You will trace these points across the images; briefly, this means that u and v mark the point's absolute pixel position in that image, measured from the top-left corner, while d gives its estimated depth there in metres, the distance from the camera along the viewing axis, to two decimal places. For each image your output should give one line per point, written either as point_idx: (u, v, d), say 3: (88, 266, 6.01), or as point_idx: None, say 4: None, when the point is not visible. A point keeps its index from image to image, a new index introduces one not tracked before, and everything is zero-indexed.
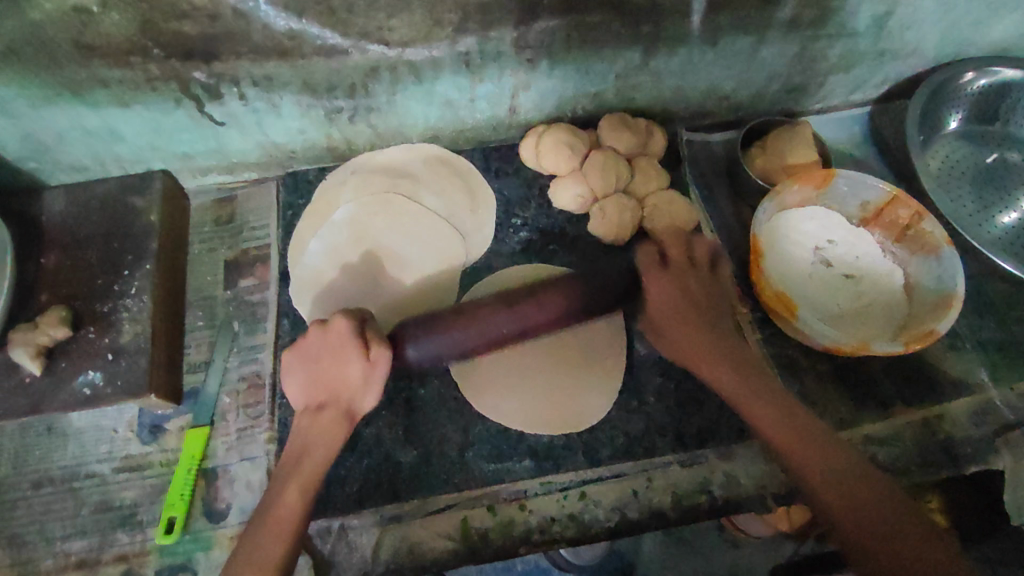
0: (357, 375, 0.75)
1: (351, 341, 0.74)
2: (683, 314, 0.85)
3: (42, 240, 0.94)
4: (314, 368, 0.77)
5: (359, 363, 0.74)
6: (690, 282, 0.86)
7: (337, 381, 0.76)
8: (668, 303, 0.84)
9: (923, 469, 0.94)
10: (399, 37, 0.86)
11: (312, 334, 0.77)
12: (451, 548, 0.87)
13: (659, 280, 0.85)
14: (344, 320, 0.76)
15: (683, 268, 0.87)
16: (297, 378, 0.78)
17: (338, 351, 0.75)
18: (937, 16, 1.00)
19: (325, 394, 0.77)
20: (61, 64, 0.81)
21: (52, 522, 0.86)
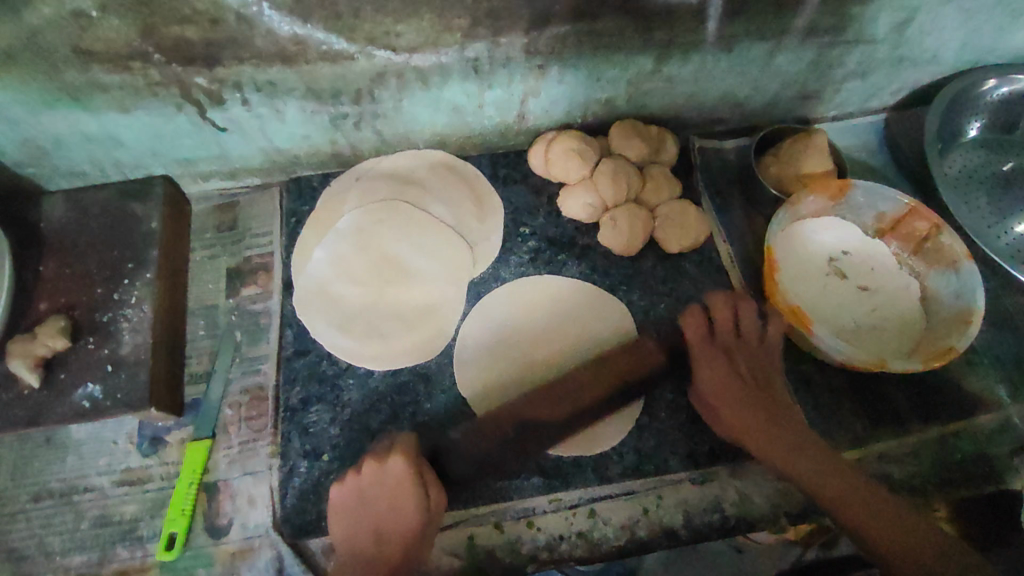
0: (416, 518, 0.78)
1: (410, 483, 0.78)
2: (736, 386, 0.85)
3: (41, 248, 0.93)
4: (364, 513, 0.79)
5: (415, 505, 0.77)
6: (739, 357, 0.87)
7: (394, 532, 0.78)
8: (721, 382, 0.85)
9: (941, 489, 0.91)
10: (406, 43, 0.84)
11: (367, 471, 0.80)
12: (457, 565, 0.85)
13: (709, 356, 0.87)
14: (401, 462, 0.79)
15: (732, 344, 0.88)
16: (349, 516, 0.80)
17: (395, 495, 0.78)
18: (959, 22, 0.97)
19: (379, 536, 0.79)
20: (59, 68, 0.79)
21: (50, 536, 0.85)
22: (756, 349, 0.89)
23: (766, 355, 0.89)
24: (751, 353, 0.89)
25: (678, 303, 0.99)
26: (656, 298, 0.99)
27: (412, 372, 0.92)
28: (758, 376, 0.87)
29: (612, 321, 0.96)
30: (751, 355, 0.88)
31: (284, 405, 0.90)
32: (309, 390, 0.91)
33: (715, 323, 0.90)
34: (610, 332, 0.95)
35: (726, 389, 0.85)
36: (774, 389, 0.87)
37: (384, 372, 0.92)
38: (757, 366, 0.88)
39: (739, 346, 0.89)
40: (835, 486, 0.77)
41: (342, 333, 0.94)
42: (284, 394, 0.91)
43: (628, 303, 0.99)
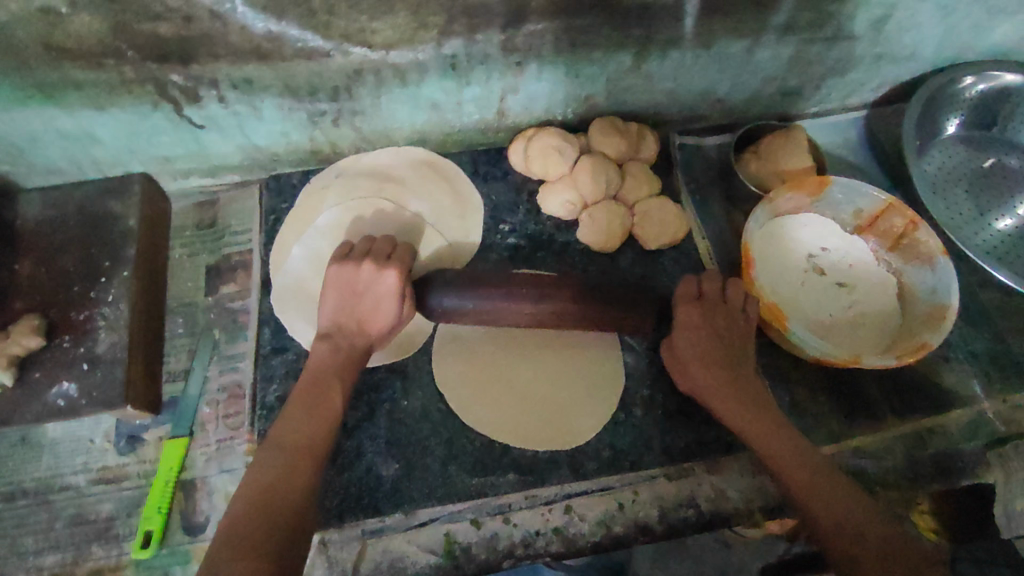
0: (388, 321, 0.82)
1: (394, 295, 0.81)
2: (710, 353, 0.82)
3: (18, 246, 0.92)
4: (350, 298, 0.82)
5: (395, 312, 0.82)
6: (721, 322, 0.83)
7: (370, 320, 0.82)
8: (695, 341, 0.82)
9: (916, 485, 0.92)
10: (382, 39, 0.84)
11: (364, 272, 0.82)
12: (433, 562, 0.84)
13: (689, 316, 0.83)
14: (394, 276, 0.81)
15: (719, 312, 0.84)
16: (335, 294, 0.83)
17: (378, 297, 0.81)
18: (936, 20, 0.98)
19: (348, 320, 0.82)
20: (30, 65, 0.79)
21: (24, 536, 0.85)
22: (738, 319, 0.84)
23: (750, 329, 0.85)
24: (736, 323, 0.84)
25: None
26: None
27: (390, 369, 0.92)
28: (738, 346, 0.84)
29: None
30: (736, 325, 0.84)
31: (261, 403, 0.90)
32: (287, 387, 0.91)
33: (704, 291, 0.85)
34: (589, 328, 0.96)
35: (703, 355, 0.82)
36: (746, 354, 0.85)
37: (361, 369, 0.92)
38: (738, 336, 0.84)
39: (725, 314, 0.84)
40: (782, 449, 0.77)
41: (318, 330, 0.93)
42: (261, 392, 0.91)
43: None
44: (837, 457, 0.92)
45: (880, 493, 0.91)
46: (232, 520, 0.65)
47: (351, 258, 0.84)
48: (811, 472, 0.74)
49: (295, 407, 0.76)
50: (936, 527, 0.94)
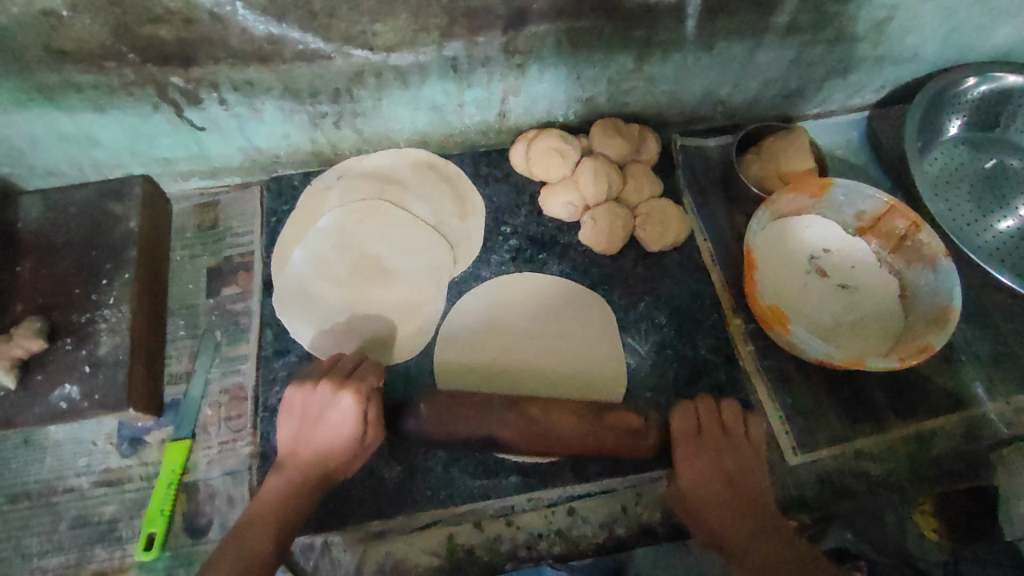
0: (345, 447, 0.76)
1: (355, 422, 0.75)
2: (718, 498, 0.75)
3: (18, 248, 0.92)
4: (306, 426, 0.77)
5: (354, 435, 0.75)
6: (727, 461, 0.77)
7: (325, 450, 0.76)
8: (701, 488, 0.76)
9: (919, 486, 0.93)
10: (383, 41, 0.84)
11: (320, 393, 0.77)
12: (437, 564, 0.86)
13: (692, 460, 0.77)
14: (350, 401, 0.75)
15: (719, 446, 0.78)
16: (291, 421, 0.79)
17: (333, 424, 0.75)
18: (938, 21, 0.98)
19: (301, 449, 0.77)
20: (31, 68, 0.79)
21: (28, 538, 0.85)
22: (741, 447, 0.78)
23: (758, 462, 0.78)
24: (743, 457, 0.78)
25: (658, 302, 1.00)
26: (637, 297, 1.00)
27: (392, 372, 0.93)
28: (748, 483, 0.77)
29: (594, 317, 0.97)
30: (743, 459, 0.77)
31: (263, 405, 0.91)
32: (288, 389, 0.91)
33: (701, 423, 0.79)
34: (592, 329, 0.96)
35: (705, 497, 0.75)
36: (763, 489, 0.77)
37: None
38: (747, 471, 0.77)
39: (729, 450, 0.78)
40: None
41: (321, 332, 0.93)
42: (263, 394, 0.91)
43: (609, 300, 0.99)
44: (838, 460, 0.93)
45: (882, 494, 0.92)
46: None
47: (311, 379, 0.79)
48: None
49: (222, 568, 0.69)
50: (938, 527, 0.92)
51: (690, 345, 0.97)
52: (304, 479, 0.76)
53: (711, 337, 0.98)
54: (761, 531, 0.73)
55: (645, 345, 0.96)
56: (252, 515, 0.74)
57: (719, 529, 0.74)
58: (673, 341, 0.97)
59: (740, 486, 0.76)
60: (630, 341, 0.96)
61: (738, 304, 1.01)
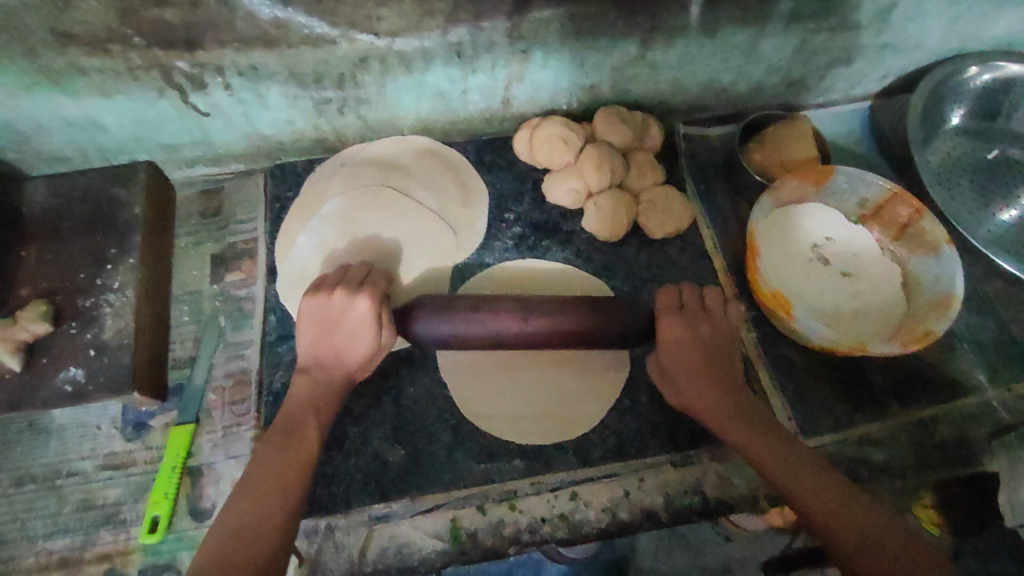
0: (364, 350, 0.79)
1: (370, 322, 0.79)
2: (692, 362, 0.81)
3: (23, 233, 0.92)
4: (323, 331, 0.80)
5: (372, 340, 0.79)
6: (703, 331, 0.83)
7: (348, 351, 0.80)
8: (679, 350, 0.82)
9: (922, 472, 0.92)
10: (387, 26, 0.84)
11: (336, 300, 0.79)
12: (439, 547, 0.85)
13: (671, 327, 0.82)
14: (368, 303, 0.79)
15: (698, 318, 0.83)
16: (309, 323, 0.81)
17: (352, 327, 0.79)
18: (942, 9, 0.98)
19: (320, 351, 0.80)
20: (37, 51, 0.79)
21: (32, 520, 0.85)
22: (719, 323, 0.84)
23: (731, 337, 0.84)
24: (717, 330, 0.84)
25: (662, 288, 1.00)
26: (640, 283, 1.00)
27: (396, 357, 0.93)
28: (721, 353, 0.83)
29: None
30: (717, 331, 0.84)
31: (268, 389, 0.91)
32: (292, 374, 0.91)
33: (683, 302, 0.85)
34: None
35: (682, 357, 0.81)
36: (733, 361, 0.84)
37: None
38: (719, 343, 0.83)
39: (706, 320, 0.84)
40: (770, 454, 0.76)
41: None
42: (268, 379, 0.91)
43: (613, 287, 0.99)
44: (842, 445, 0.92)
45: (886, 481, 0.91)
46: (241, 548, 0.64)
47: (323, 287, 0.81)
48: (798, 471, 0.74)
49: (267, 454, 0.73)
50: (939, 520, 0.91)
51: None
52: (328, 382, 0.80)
53: None
54: (724, 388, 0.81)
55: None
56: (298, 408, 0.77)
57: (689, 385, 0.81)
58: None
59: (715, 355, 0.82)
60: None
61: (740, 291, 1.02)
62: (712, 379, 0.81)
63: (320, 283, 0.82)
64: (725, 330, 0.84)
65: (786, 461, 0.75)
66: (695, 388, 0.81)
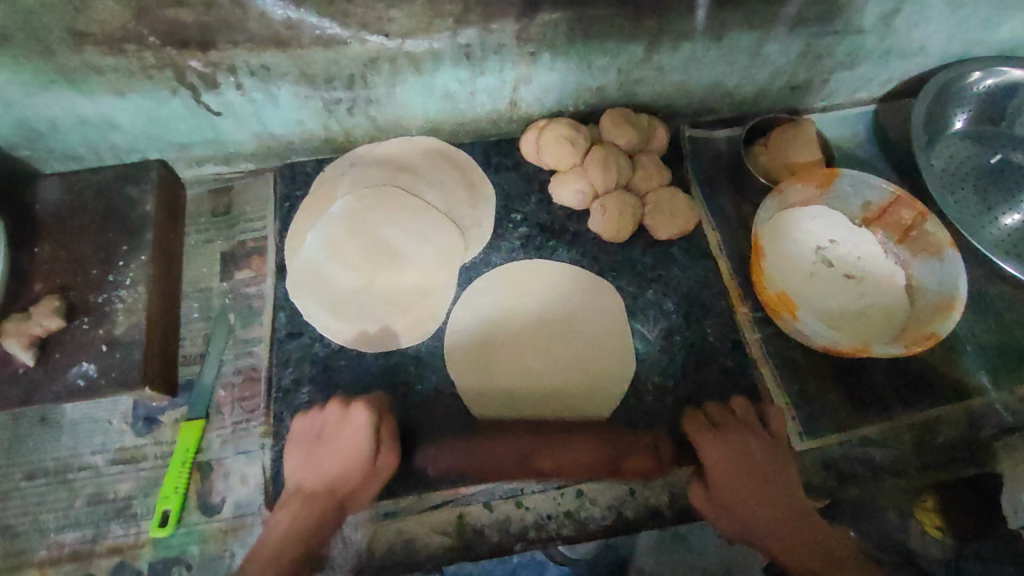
0: (358, 462, 0.83)
1: (366, 436, 0.83)
2: (745, 485, 0.85)
3: (37, 229, 0.94)
4: (314, 450, 0.84)
5: (365, 455, 0.83)
6: (752, 446, 0.87)
7: (337, 476, 0.83)
8: (729, 477, 0.85)
9: (921, 472, 0.94)
10: (398, 28, 0.85)
11: (332, 416, 0.85)
12: (446, 543, 0.87)
13: (716, 451, 0.86)
14: (362, 415, 0.84)
15: (740, 435, 0.88)
16: (299, 452, 0.85)
17: (346, 445, 0.83)
18: (945, 13, 0.99)
19: (326, 481, 0.83)
20: (53, 50, 0.80)
21: (44, 513, 0.86)
22: (766, 438, 0.88)
23: (784, 455, 0.88)
24: (764, 443, 0.87)
25: (667, 289, 1.01)
26: (646, 284, 1.01)
27: (403, 355, 0.94)
28: (769, 472, 0.86)
29: (602, 302, 0.98)
30: (760, 444, 0.87)
31: (277, 385, 0.92)
32: (302, 370, 0.92)
33: (712, 416, 0.89)
34: (599, 313, 0.97)
35: (733, 485, 0.85)
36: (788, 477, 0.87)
37: (376, 355, 0.93)
38: (768, 460, 0.87)
39: (747, 435, 0.88)
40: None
41: (334, 315, 0.95)
42: (277, 375, 0.92)
43: (618, 287, 1.00)
44: (843, 447, 0.94)
45: (886, 480, 0.93)
46: None
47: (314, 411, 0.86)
48: None
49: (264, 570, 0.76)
50: (941, 523, 0.91)
51: (698, 332, 0.98)
52: (319, 501, 0.82)
53: (719, 325, 0.99)
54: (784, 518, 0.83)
55: (654, 331, 0.97)
56: (290, 546, 0.78)
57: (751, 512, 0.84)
58: (681, 328, 0.98)
59: (762, 471, 0.86)
60: (637, 327, 0.97)
61: (745, 292, 1.02)
62: (767, 503, 0.84)
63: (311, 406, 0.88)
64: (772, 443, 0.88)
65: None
66: (749, 513, 0.84)
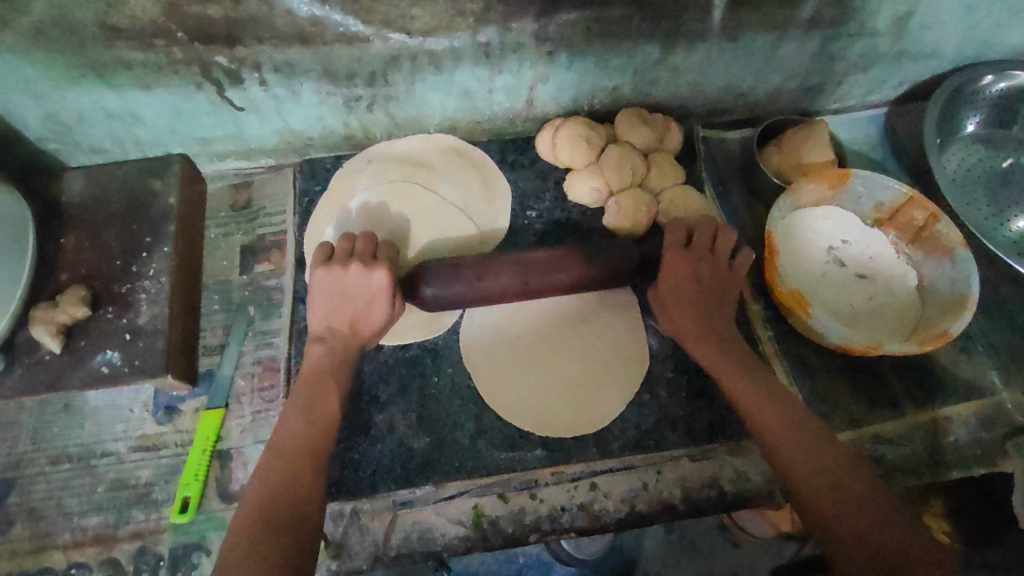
0: (381, 318, 0.85)
1: (386, 292, 0.84)
2: (692, 299, 0.89)
3: (63, 220, 0.95)
4: (340, 300, 0.85)
5: (387, 310, 0.85)
6: (705, 269, 0.90)
7: (360, 319, 0.85)
8: (679, 289, 0.89)
9: (934, 471, 0.94)
10: (420, 26, 0.87)
11: (354, 274, 0.84)
12: (462, 534, 0.87)
13: (676, 264, 0.89)
14: (384, 276, 0.84)
15: (700, 258, 0.90)
16: (325, 293, 0.85)
17: (374, 298, 0.84)
18: (959, 17, 1.00)
19: (353, 324, 0.85)
20: (85, 45, 0.82)
21: (68, 498, 0.87)
22: (721, 267, 0.91)
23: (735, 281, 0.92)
24: (718, 269, 0.91)
25: None
26: None
27: (420, 347, 0.95)
28: (718, 293, 0.90)
29: (617, 299, 0.99)
30: (718, 269, 0.91)
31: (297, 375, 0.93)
32: None
33: (692, 236, 0.92)
34: (614, 312, 0.98)
35: (680, 295, 0.89)
36: (728, 303, 0.91)
37: (393, 347, 0.95)
38: (720, 283, 0.90)
39: (708, 260, 0.90)
40: (744, 391, 0.83)
41: None
42: (296, 365, 0.94)
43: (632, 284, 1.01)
44: (856, 444, 0.94)
45: (900, 478, 0.93)
46: (257, 503, 0.70)
47: (335, 261, 0.86)
48: (781, 417, 0.80)
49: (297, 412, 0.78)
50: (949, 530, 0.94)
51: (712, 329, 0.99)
52: (346, 345, 0.84)
53: None
54: (714, 333, 0.88)
55: None
56: (310, 372, 0.83)
57: (685, 322, 0.88)
58: None
59: (711, 291, 0.89)
60: (653, 322, 0.98)
61: (758, 292, 1.04)
62: (710, 319, 0.88)
63: (331, 255, 0.87)
64: (726, 272, 0.91)
65: (759, 399, 0.82)
66: (684, 322, 0.88)
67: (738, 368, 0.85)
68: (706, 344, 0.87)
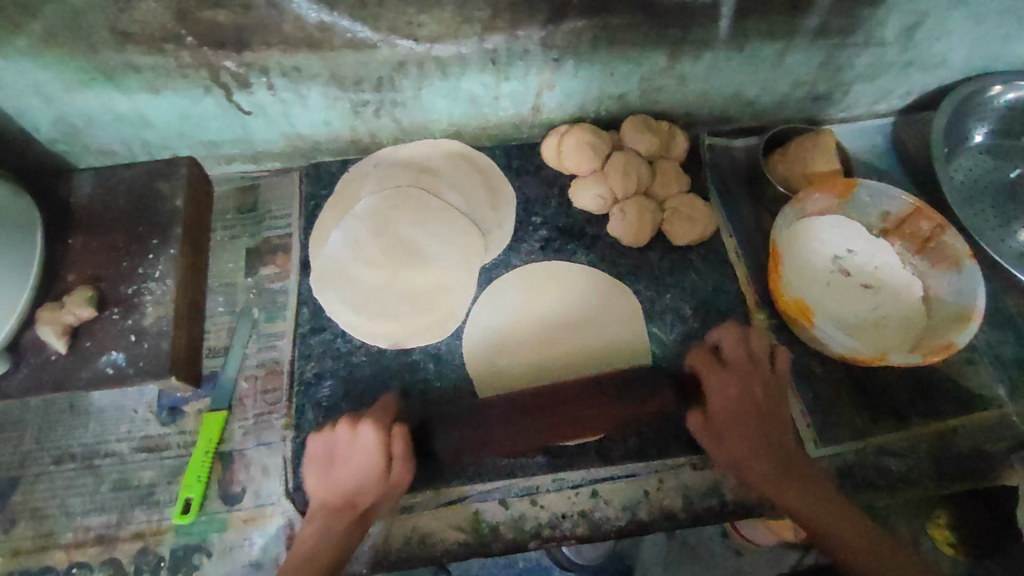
0: (374, 482, 0.76)
1: (378, 456, 0.76)
2: (744, 417, 0.82)
3: (71, 221, 0.96)
4: (331, 469, 0.78)
5: (379, 473, 0.76)
6: (754, 384, 0.84)
7: (355, 490, 0.76)
8: (731, 406, 0.82)
9: (937, 483, 0.93)
10: (427, 33, 0.87)
11: (341, 435, 0.78)
12: (462, 539, 0.87)
13: (718, 378, 0.84)
14: (372, 436, 0.77)
15: (744, 370, 0.85)
16: (316, 466, 0.78)
17: (366, 466, 0.76)
18: (967, 26, 0.99)
19: (351, 505, 0.76)
20: (96, 48, 0.83)
21: (71, 497, 0.88)
22: (769, 379, 0.85)
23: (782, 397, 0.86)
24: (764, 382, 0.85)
25: (685, 294, 1.01)
26: (664, 288, 1.02)
27: (423, 352, 0.95)
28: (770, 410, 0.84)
29: (619, 304, 1.00)
30: (764, 382, 0.85)
31: (300, 378, 0.93)
32: (323, 365, 0.94)
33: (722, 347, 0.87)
34: (618, 317, 0.99)
35: (733, 413, 0.82)
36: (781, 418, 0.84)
37: (398, 352, 0.95)
38: (768, 397, 0.84)
39: (751, 371, 0.85)
40: (826, 521, 0.78)
41: (355, 311, 0.97)
42: (299, 368, 0.94)
43: (636, 292, 1.01)
44: (858, 455, 0.93)
45: (902, 490, 0.92)
46: None
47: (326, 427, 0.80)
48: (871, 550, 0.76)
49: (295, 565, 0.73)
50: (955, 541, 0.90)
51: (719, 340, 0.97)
52: (345, 516, 0.76)
53: None
54: (778, 453, 0.81)
55: (672, 335, 0.98)
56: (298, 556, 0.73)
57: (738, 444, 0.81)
58: (699, 333, 0.99)
59: (764, 407, 0.83)
60: (656, 331, 0.98)
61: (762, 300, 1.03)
62: (769, 442, 0.81)
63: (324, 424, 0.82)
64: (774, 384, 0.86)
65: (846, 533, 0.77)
66: (741, 443, 0.81)
67: (813, 496, 0.79)
68: (775, 469, 0.80)
